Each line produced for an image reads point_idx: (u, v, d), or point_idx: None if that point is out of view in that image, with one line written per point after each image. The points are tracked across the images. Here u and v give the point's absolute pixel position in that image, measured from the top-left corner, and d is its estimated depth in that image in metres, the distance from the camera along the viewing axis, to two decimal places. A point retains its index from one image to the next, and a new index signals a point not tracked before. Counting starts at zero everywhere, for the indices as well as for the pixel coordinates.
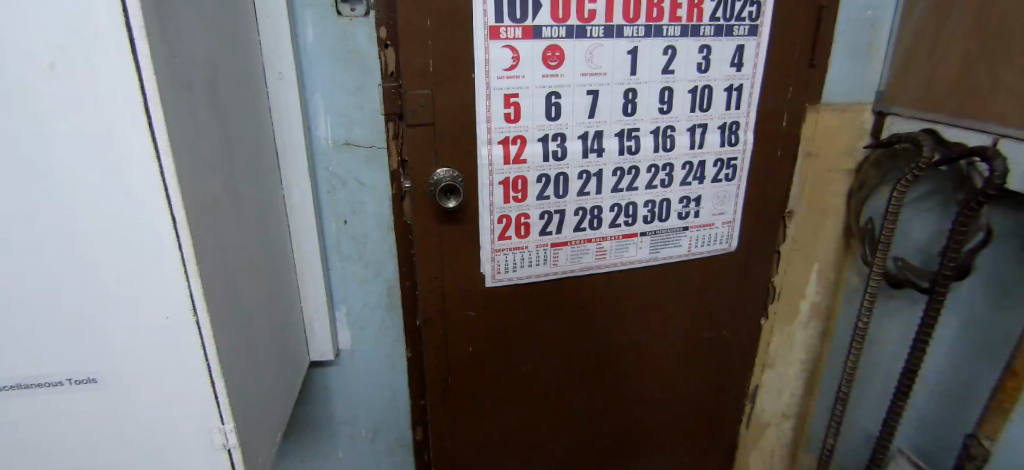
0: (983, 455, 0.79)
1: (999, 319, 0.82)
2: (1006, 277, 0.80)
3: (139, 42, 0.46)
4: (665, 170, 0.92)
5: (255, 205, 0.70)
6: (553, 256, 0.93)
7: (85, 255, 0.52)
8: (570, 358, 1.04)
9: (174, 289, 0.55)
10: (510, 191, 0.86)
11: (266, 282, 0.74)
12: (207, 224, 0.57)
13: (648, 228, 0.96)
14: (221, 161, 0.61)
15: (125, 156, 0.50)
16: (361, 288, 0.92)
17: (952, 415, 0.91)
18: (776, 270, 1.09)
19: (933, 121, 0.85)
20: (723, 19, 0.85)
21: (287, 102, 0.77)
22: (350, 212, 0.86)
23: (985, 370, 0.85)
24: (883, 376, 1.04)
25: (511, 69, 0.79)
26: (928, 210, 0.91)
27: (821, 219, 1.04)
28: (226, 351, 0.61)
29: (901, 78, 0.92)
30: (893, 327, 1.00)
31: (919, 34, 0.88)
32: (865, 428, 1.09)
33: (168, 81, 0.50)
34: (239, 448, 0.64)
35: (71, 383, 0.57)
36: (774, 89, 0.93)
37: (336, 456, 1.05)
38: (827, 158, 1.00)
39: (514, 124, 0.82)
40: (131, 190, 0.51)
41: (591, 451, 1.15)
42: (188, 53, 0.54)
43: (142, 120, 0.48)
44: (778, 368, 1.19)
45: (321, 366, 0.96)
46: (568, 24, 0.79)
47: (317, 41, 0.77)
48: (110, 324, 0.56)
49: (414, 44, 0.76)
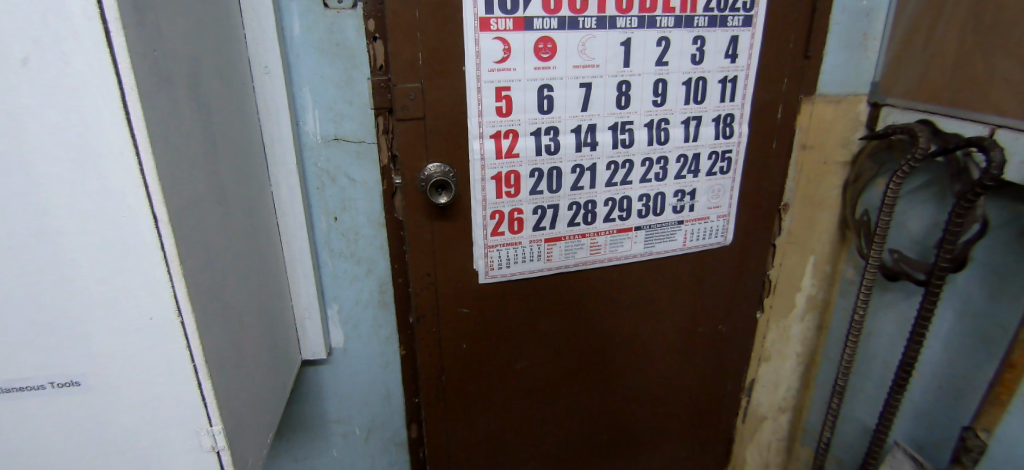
0: (980, 446, 0.80)
1: (995, 311, 0.82)
2: (1003, 268, 0.80)
3: (114, 34, 0.44)
4: (659, 163, 0.91)
5: (241, 202, 0.69)
6: (546, 251, 0.92)
7: (66, 256, 0.51)
8: (569, 354, 1.04)
9: (157, 290, 0.53)
10: (503, 186, 0.85)
11: (255, 282, 0.73)
12: (191, 223, 0.55)
13: (643, 222, 0.95)
14: (204, 158, 0.59)
15: (105, 154, 0.48)
16: (353, 286, 0.91)
17: (948, 406, 0.92)
18: (771, 264, 1.08)
19: (929, 113, 0.84)
20: (717, 10, 0.84)
21: (274, 95, 0.75)
22: (339, 208, 0.85)
23: (982, 362, 0.85)
24: (878, 368, 1.04)
25: (502, 61, 0.78)
26: (924, 201, 0.90)
27: (817, 211, 1.04)
28: (213, 352, 0.60)
29: (896, 69, 0.91)
30: (889, 319, 1.00)
31: (915, 24, 0.86)
32: (861, 420, 1.09)
33: (148, 78, 0.48)
34: (228, 450, 0.63)
35: (54, 387, 0.56)
36: (770, 80, 0.92)
37: (330, 455, 1.04)
38: (824, 149, 0.99)
39: (506, 118, 0.81)
40: (111, 189, 0.49)
41: (589, 447, 1.15)
42: (167, 47, 0.52)
43: (120, 118, 0.47)
44: (773, 361, 1.19)
45: (313, 365, 0.95)
46: (560, 15, 0.77)
47: (304, 35, 0.75)
48: (94, 325, 0.54)
49: (402, 36, 0.74)
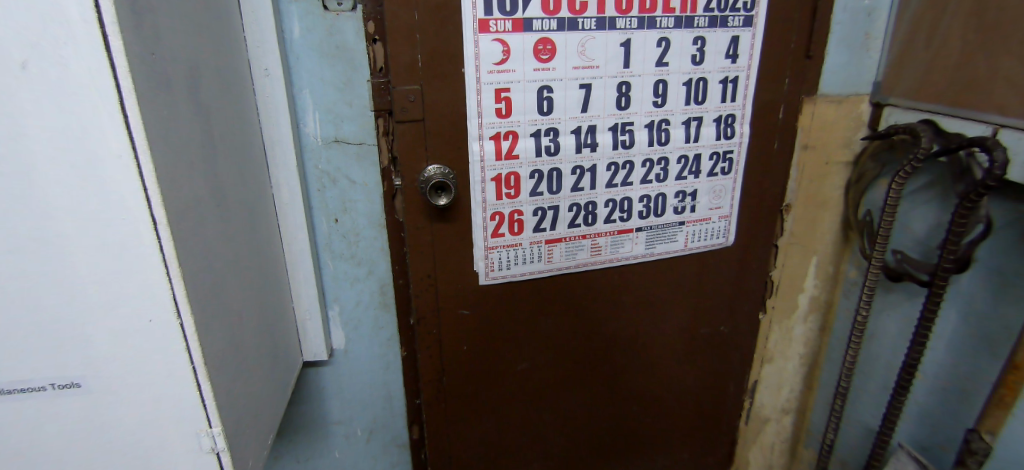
0: (984, 449, 0.78)
1: (999, 312, 0.81)
2: (1007, 270, 0.79)
3: (112, 39, 0.44)
4: (660, 164, 0.91)
5: (242, 203, 0.69)
6: (547, 253, 0.92)
7: (66, 258, 0.51)
8: (569, 356, 1.04)
9: (157, 292, 0.54)
10: (503, 188, 0.85)
11: (255, 283, 0.73)
12: (190, 226, 0.55)
13: (644, 223, 0.95)
14: (204, 161, 0.59)
15: (104, 158, 0.48)
16: (354, 288, 0.91)
17: (952, 408, 0.91)
18: (774, 264, 1.08)
19: (933, 112, 0.83)
20: (717, 10, 0.84)
21: (273, 97, 0.75)
22: (340, 210, 0.85)
23: (987, 363, 0.84)
24: (882, 370, 1.03)
25: (502, 63, 0.78)
26: (927, 201, 0.90)
27: (819, 211, 1.03)
28: (213, 355, 0.60)
29: (898, 69, 0.90)
30: (892, 321, 0.99)
31: (917, 23, 0.86)
32: (865, 422, 1.08)
33: (147, 83, 0.48)
34: (228, 452, 0.63)
35: (54, 389, 0.56)
36: (771, 81, 0.92)
37: (332, 456, 1.04)
38: (826, 149, 0.99)
39: (506, 119, 0.81)
40: (109, 191, 0.49)
41: (590, 448, 1.15)
42: (166, 51, 0.52)
43: (118, 121, 0.47)
44: (776, 363, 1.18)
45: (315, 366, 0.95)
46: (559, 17, 0.77)
47: (303, 37, 0.75)
48: (94, 327, 0.54)
49: (401, 38, 0.75)
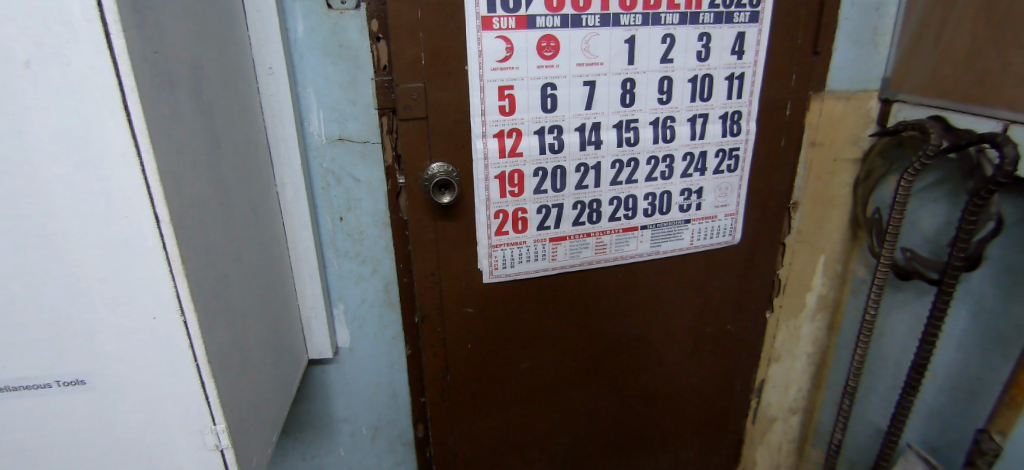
0: (994, 449, 0.78)
1: (1010, 310, 0.80)
2: (1018, 267, 0.78)
3: (115, 38, 0.45)
4: (665, 161, 0.90)
5: (245, 201, 0.69)
6: (551, 251, 0.92)
7: (70, 256, 0.52)
8: (573, 355, 1.03)
9: (161, 290, 0.54)
10: (507, 185, 0.84)
11: (259, 281, 0.73)
12: (194, 224, 0.56)
13: (649, 221, 0.94)
14: (207, 159, 0.59)
15: (107, 156, 0.49)
16: (359, 286, 0.91)
17: (962, 408, 0.90)
18: (781, 262, 1.07)
19: (942, 108, 0.82)
20: (723, 6, 0.83)
21: (278, 95, 0.75)
22: (345, 208, 0.85)
23: (997, 363, 0.83)
24: (890, 369, 1.02)
25: (505, 60, 0.77)
26: (937, 199, 0.89)
27: (827, 209, 1.02)
28: (216, 352, 0.60)
29: (907, 65, 0.89)
30: (901, 319, 0.98)
31: (926, 18, 0.85)
32: (873, 422, 1.07)
33: (149, 82, 0.49)
34: (232, 449, 0.63)
35: (60, 386, 0.57)
36: (778, 77, 0.91)
37: (337, 454, 1.04)
38: (834, 146, 0.98)
39: (509, 117, 0.81)
40: (113, 189, 0.50)
41: (596, 447, 1.15)
42: (169, 50, 0.52)
43: (121, 120, 0.47)
44: (784, 362, 1.17)
45: (320, 364, 0.96)
46: (563, 13, 0.77)
47: (308, 36, 0.75)
48: (98, 325, 0.55)
49: (404, 36, 0.74)
